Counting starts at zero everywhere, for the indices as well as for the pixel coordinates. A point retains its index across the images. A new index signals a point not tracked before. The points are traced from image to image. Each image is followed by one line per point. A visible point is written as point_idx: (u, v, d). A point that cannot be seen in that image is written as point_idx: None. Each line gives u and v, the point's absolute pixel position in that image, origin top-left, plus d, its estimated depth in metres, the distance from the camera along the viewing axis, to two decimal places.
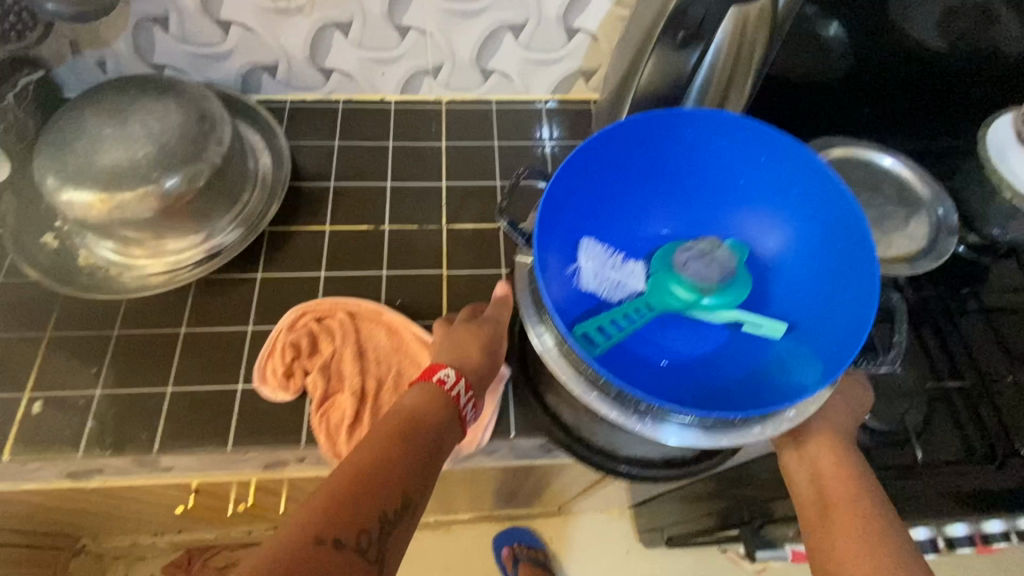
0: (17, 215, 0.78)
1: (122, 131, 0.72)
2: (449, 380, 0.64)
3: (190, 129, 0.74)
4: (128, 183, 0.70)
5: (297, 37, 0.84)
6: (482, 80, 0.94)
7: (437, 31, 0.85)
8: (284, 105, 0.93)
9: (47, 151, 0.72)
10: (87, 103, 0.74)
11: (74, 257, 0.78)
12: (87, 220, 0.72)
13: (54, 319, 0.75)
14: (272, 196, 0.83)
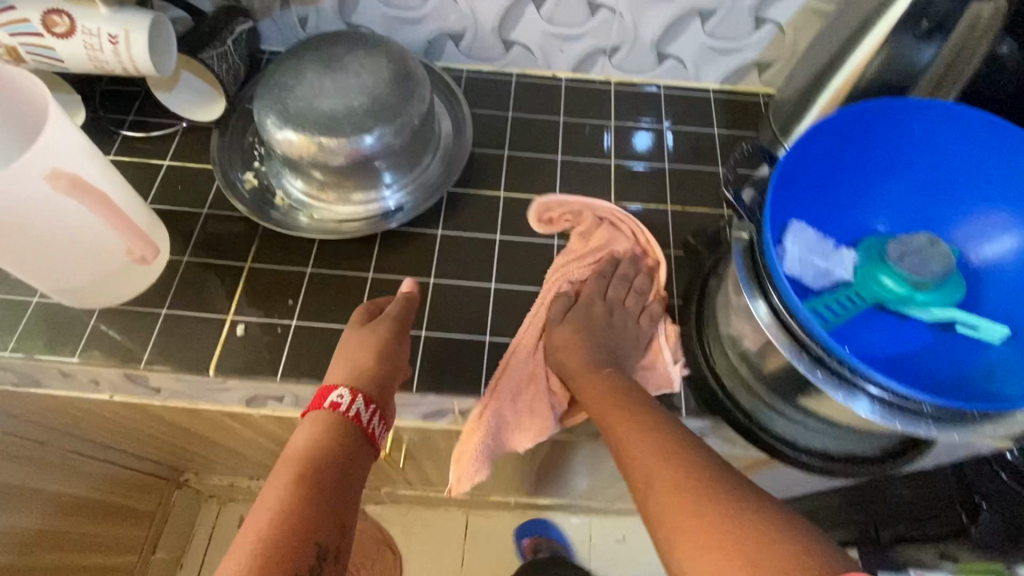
0: (223, 152, 0.85)
1: (340, 81, 0.77)
2: (343, 402, 0.66)
3: (400, 85, 0.78)
4: (340, 129, 0.74)
5: (492, 8, 0.87)
6: (656, 63, 0.94)
7: (627, 12, 0.86)
8: (462, 74, 0.96)
9: (268, 92, 0.77)
10: (308, 55, 0.79)
11: (271, 196, 0.83)
12: (295, 160, 0.76)
13: (254, 251, 0.80)
14: (452, 166, 0.86)
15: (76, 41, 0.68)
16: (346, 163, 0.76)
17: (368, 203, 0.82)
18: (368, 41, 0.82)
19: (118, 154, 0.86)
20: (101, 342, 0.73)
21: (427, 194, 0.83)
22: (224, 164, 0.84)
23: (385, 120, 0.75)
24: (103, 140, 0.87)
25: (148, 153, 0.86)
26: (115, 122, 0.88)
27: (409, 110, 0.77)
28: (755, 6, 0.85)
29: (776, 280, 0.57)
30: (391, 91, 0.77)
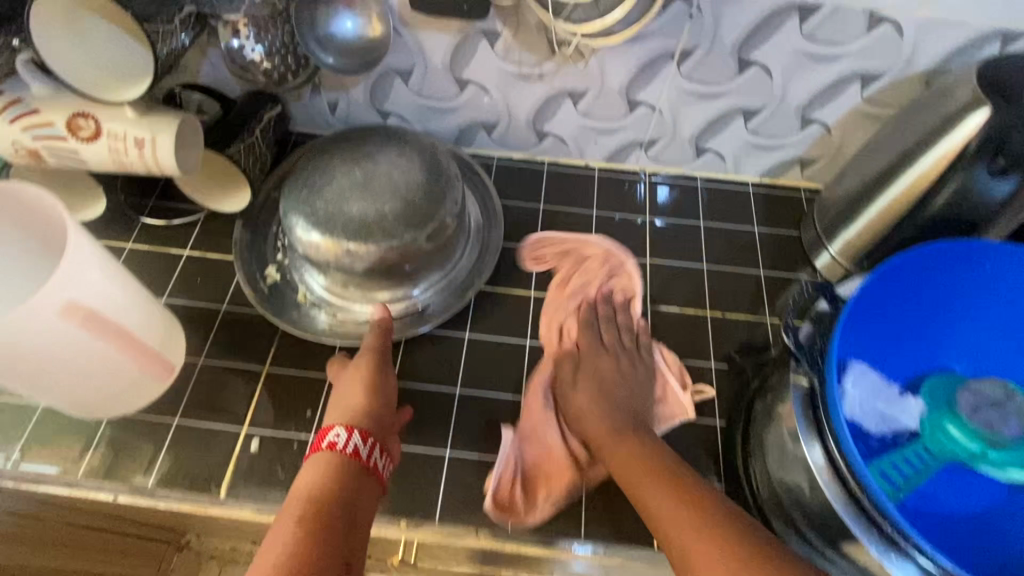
0: (246, 245, 0.82)
1: (371, 183, 0.74)
2: (340, 440, 0.61)
3: (433, 186, 0.75)
4: (369, 234, 0.71)
5: (528, 102, 0.84)
6: (694, 156, 0.91)
7: (667, 109, 0.83)
8: (492, 161, 0.94)
9: (297, 193, 0.74)
10: (338, 152, 0.77)
11: (294, 293, 0.80)
12: (321, 263, 0.74)
13: (273, 353, 0.76)
14: (480, 265, 0.83)
15: (102, 144, 0.65)
16: (373, 268, 0.73)
17: (394, 303, 0.78)
18: (402, 138, 0.79)
19: (138, 242, 0.83)
20: (108, 455, 0.69)
21: (455, 296, 0.80)
22: (247, 257, 0.81)
23: (416, 225, 0.72)
24: (123, 227, 0.84)
25: (168, 241, 0.83)
26: (135, 207, 0.85)
27: (440, 213, 0.74)
28: (803, 108, 0.81)
29: (840, 435, 0.53)
30: (423, 193, 0.74)
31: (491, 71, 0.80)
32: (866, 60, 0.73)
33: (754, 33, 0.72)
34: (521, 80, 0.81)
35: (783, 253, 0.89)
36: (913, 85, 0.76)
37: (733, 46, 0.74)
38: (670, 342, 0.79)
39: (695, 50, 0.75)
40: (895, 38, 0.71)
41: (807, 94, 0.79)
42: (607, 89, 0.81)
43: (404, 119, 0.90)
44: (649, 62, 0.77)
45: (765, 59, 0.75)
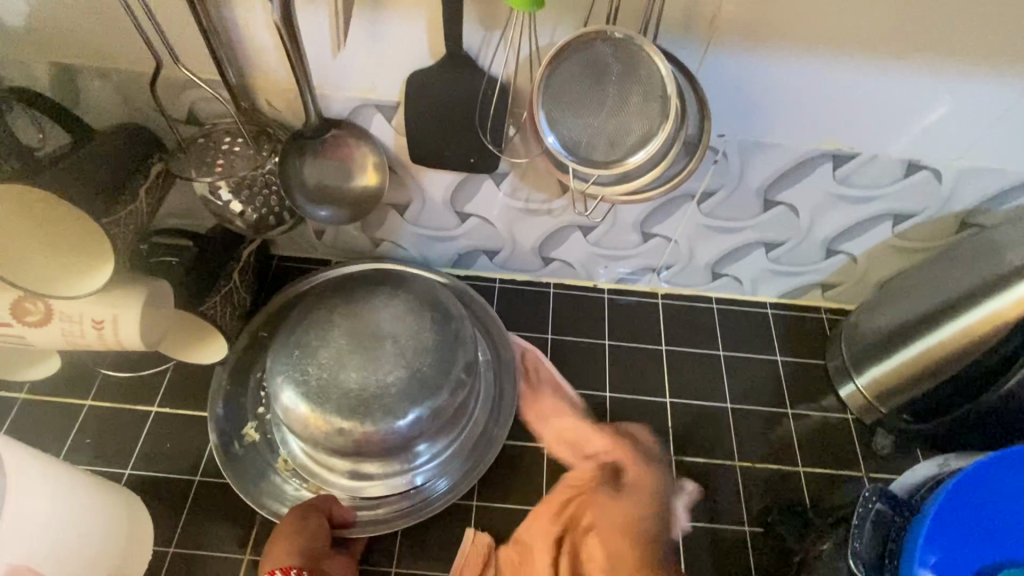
0: (225, 400, 0.73)
1: (370, 344, 0.66)
2: None
3: (442, 349, 0.67)
4: (366, 413, 0.63)
5: (534, 233, 0.78)
6: (709, 279, 0.85)
7: (684, 241, 0.77)
8: (493, 284, 0.87)
9: (286, 353, 0.66)
10: (335, 299, 0.69)
11: (272, 457, 0.71)
12: (306, 438, 0.65)
13: (254, 534, 0.67)
14: (491, 433, 0.74)
15: (53, 328, 0.56)
16: (370, 449, 0.64)
17: (387, 478, 0.69)
18: (409, 287, 0.71)
19: (98, 399, 0.73)
20: None
21: (465, 471, 0.71)
22: (224, 412, 0.72)
23: (420, 399, 0.64)
24: (81, 381, 0.74)
25: (133, 396, 0.74)
26: (95, 357, 0.76)
27: (450, 385, 0.66)
28: (829, 241, 0.76)
29: None
30: (431, 360, 0.66)
31: (494, 206, 0.74)
32: (899, 201, 0.69)
33: (782, 177, 0.67)
34: (528, 214, 0.74)
35: (809, 385, 0.83)
36: (947, 223, 0.71)
37: (759, 188, 0.68)
38: (699, 502, 0.72)
39: (718, 191, 0.69)
40: (934, 183, 0.67)
41: (835, 229, 0.74)
42: (620, 224, 0.75)
43: (398, 244, 0.82)
44: (667, 200, 0.71)
45: (792, 199, 0.69)
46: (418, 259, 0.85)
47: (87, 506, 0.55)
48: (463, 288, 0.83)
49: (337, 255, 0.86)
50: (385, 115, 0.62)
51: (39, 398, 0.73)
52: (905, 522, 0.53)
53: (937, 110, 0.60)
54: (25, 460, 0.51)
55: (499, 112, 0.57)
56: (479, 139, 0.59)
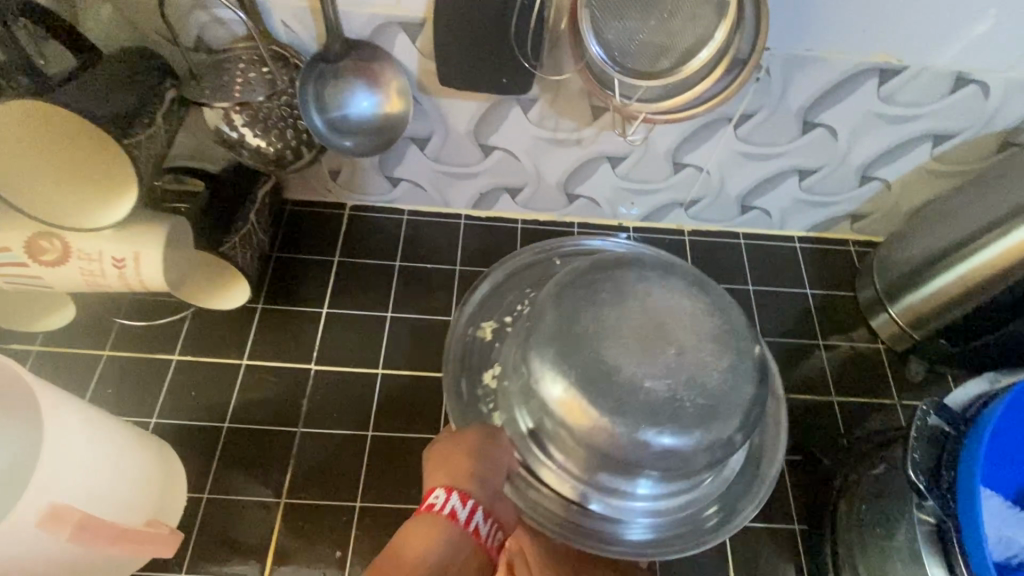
0: (490, 291, 0.60)
1: (652, 338, 0.47)
2: (438, 502, 0.45)
3: (731, 405, 0.47)
4: (606, 397, 0.45)
5: (560, 166, 0.75)
6: (738, 214, 0.83)
7: (716, 170, 0.75)
8: (516, 225, 0.84)
9: (571, 291, 0.50)
10: (682, 286, 0.51)
11: (485, 368, 0.56)
12: (527, 393, 0.48)
13: (289, 481, 0.66)
14: (752, 485, 0.54)
15: (72, 267, 0.53)
16: (592, 463, 0.46)
17: (559, 501, 0.50)
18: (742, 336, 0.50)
19: (115, 348, 0.71)
20: None
21: (688, 547, 0.50)
22: (483, 296, 0.59)
23: (664, 433, 0.45)
24: (97, 332, 0.72)
25: (153, 345, 0.72)
26: (110, 307, 0.73)
27: (708, 442, 0.46)
28: (865, 166, 0.73)
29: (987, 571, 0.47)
30: (704, 403, 0.46)
31: (521, 136, 0.71)
32: (943, 120, 0.67)
33: (826, 95, 0.65)
34: (556, 146, 0.71)
35: (837, 317, 0.82)
36: (988, 144, 0.70)
37: (800, 109, 0.66)
38: None
39: (757, 113, 0.67)
40: (979, 99, 0.65)
41: (872, 153, 0.71)
42: (652, 153, 0.72)
43: (417, 184, 0.79)
44: (702, 124, 0.68)
45: (832, 119, 0.67)
46: (437, 199, 0.82)
47: (126, 456, 0.53)
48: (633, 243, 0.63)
49: (353, 198, 0.83)
50: (409, 35, 0.59)
51: (53, 350, 0.70)
52: (960, 435, 0.53)
53: (988, 19, 0.58)
54: (67, 405, 0.49)
55: (535, 26, 0.54)
56: (513, 58, 0.56)
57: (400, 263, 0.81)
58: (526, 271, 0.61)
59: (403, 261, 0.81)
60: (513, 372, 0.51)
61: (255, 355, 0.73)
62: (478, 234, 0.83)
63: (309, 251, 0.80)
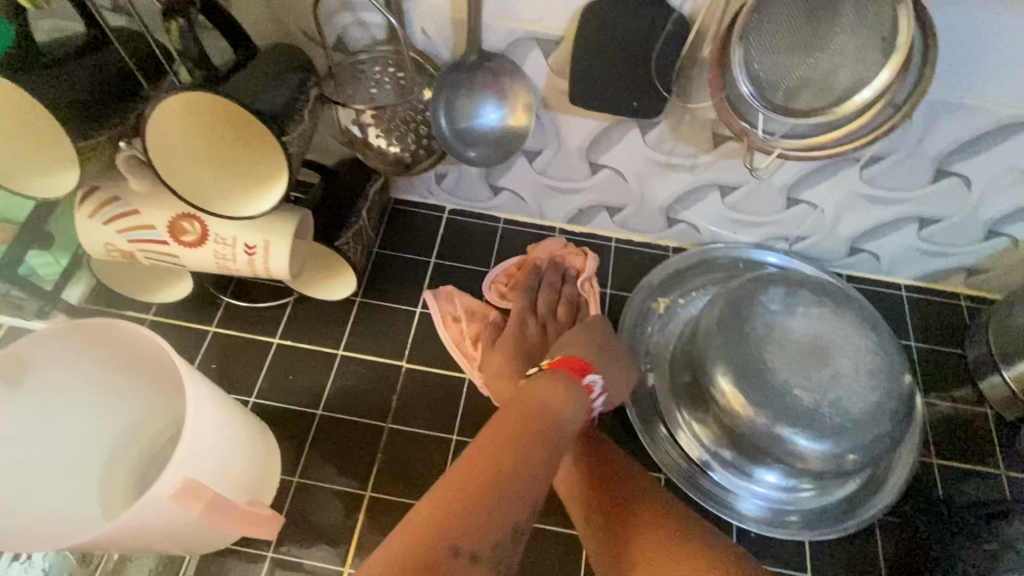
0: (666, 279, 0.80)
1: (815, 363, 0.62)
2: (597, 386, 0.57)
3: (867, 431, 0.60)
4: (761, 390, 0.61)
5: (667, 191, 0.74)
6: (845, 255, 0.80)
7: (830, 209, 0.73)
8: (610, 243, 0.84)
9: (744, 308, 0.65)
10: (850, 324, 0.64)
11: (652, 332, 0.77)
12: (703, 370, 0.66)
13: (375, 473, 0.68)
14: (861, 494, 0.69)
15: (207, 250, 0.56)
16: (740, 437, 0.63)
17: (691, 451, 0.70)
18: (897, 378, 0.63)
19: (222, 325, 0.74)
20: None
21: (801, 526, 0.67)
22: (658, 283, 0.80)
23: (797, 435, 0.60)
24: (205, 307, 0.75)
25: (256, 327, 0.75)
26: (218, 284, 0.76)
27: (835, 453, 0.60)
28: (994, 221, 0.70)
29: None
30: (846, 421, 0.60)
31: (633, 158, 0.70)
32: None
33: (967, 144, 0.62)
34: (667, 170, 0.71)
35: (942, 373, 0.78)
36: None
37: (935, 156, 0.63)
38: None
39: (888, 156, 0.64)
40: None
41: (1006, 209, 0.67)
42: (766, 186, 0.70)
43: (518, 194, 0.80)
44: (825, 163, 0.67)
45: (968, 170, 0.64)
46: (535, 211, 0.83)
47: (247, 442, 0.57)
48: (803, 275, 0.69)
49: (453, 202, 0.85)
50: (543, 50, 0.59)
51: (165, 322, 0.74)
52: None
53: None
54: (207, 389, 0.53)
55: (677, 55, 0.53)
56: (650, 82, 0.55)
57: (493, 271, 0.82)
58: (707, 266, 0.81)
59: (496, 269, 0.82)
60: (684, 348, 0.72)
61: (350, 347, 0.75)
62: None
63: (407, 251, 0.82)
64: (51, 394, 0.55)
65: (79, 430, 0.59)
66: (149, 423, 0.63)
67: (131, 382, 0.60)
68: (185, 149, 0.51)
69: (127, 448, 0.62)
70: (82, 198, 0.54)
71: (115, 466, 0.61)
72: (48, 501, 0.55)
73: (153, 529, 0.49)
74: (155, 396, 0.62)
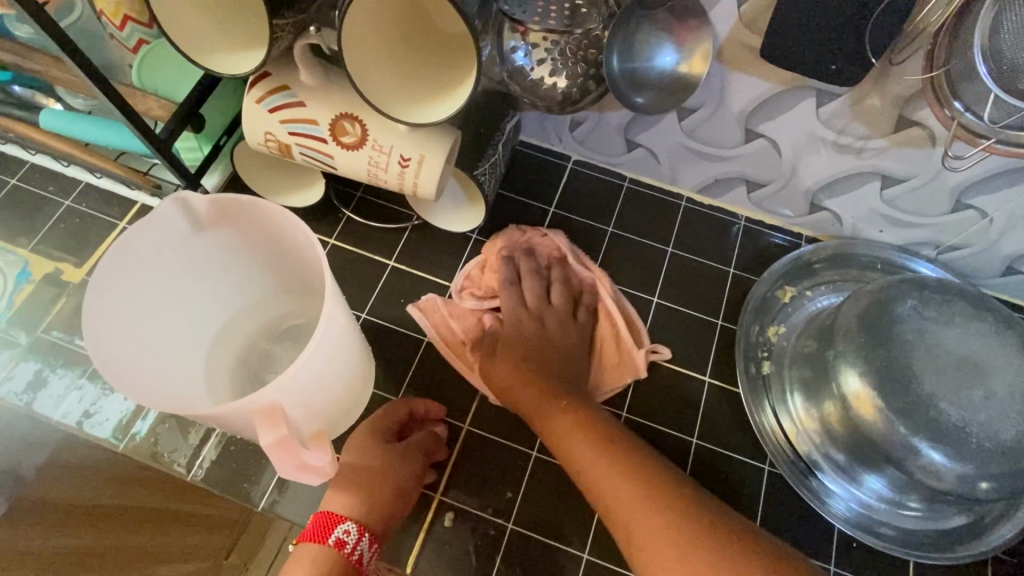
0: (795, 266, 0.76)
1: (968, 379, 0.57)
2: (348, 539, 0.55)
3: (1014, 461, 0.55)
4: (901, 396, 0.57)
5: (822, 172, 0.70)
6: (999, 274, 0.74)
7: (1002, 221, 0.67)
8: (738, 221, 0.80)
9: (892, 308, 0.61)
10: (1012, 344, 0.59)
11: (773, 318, 0.74)
12: (834, 364, 0.62)
13: (475, 408, 0.68)
14: (980, 525, 0.64)
15: (362, 155, 0.55)
16: (864, 440, 0.60)
17: (800, 442, 0.67)
18: None
19: (340, 240, 0.74)
20: (288, 496, 0.63)
21: (909, 543, 0.63)
22: (786, 269, 0.75)
23: (934, 448, 0.56)
24: (327, 217, 0.75)
25: (372, 246, 0.75)
26: (342, 196, 0.77)
27: (972, 477, 0.56)
28: None
29: None
30: (994, 447, 0.55)
31: (797, 131, 0.66)
32: None
33: None
34: (831, 148, 0.66)
35: None
36: None
37: None
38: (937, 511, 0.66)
39: None
40: None
41: None
42: (937, 184, 0.65)
43: (653, 154, 0.77)
44: (1017, 169, 0.60)
45: None
46: (666, 175, 0.79)
47: (349, 359, 0.54)
48: (960, 285, 0.63)
49: (581, 153, 0.82)
50: None
51: None
52: None
53: None
54: (341, 304, 0.50)
55: (904, 21, 0.48)
56: (860, 45, 0.51)
57: (612, 230, 0.79)
58: (844, 261, 0.76)
59: (615, 229, 0.79)
60: (809, 342, 0.69)
61: None
62: (696, 221, 0.80)
63: (527, 196, 0.80)
64: (199, 252, 0.52)
65: (196, 305, 0.54)
66: (257, 317, 0.59)
67: (258, 267, 0.56)
68: (368, 33, 0.48)
69: (234, 337, 0.58)
70: (251, 82, 0.54)
71: (220, 352, 0.57)
72: (161, 371, 0.50)
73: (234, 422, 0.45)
74: (275, 287, 0.58)
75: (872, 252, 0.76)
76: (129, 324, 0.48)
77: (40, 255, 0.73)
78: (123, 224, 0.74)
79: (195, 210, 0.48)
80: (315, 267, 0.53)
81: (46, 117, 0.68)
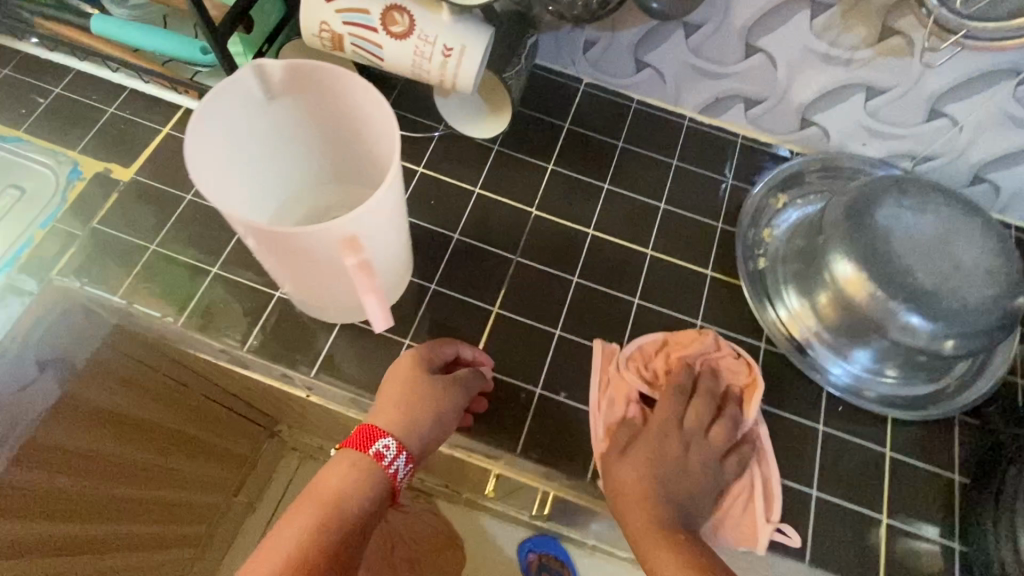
0: (787, 176, 0.84)
1: (938, 254, 0.66)
2: (388, 453, 0.57)
3: (978, 320, 0.64)
4: (883, 269, 0.65)
5: (812, 87, 0.77)
6: (966, 184, 0.82)
7: (969, 128, 0.75)
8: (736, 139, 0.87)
9: (875, 195, 0.69)
10: (975, 226, 0.67)
11: (768, 221, 0.82)
12: (825, 250, 0.70)
13: (502, 295, 0.75)
14: (946, 392, 0.73)
15: (408, 46, 0.61)
16: (853, 313, 0.68)
17: (795, 326, 0.75)
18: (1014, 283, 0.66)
19: None
20: (335, 368, 0.70)
21: (887, 406, 0.72)
22: (779, 179, 0.84)
23: (910, 311, 0.64)
24: None
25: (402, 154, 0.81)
26: None
27: (942, 335, 0.64)
28: None
29: None
30: (961, 308, 0.64)
31: (792, 45, 0.73)
32: None
33: None
34: (821, 61, 0.74)
35: None
36: None
37: None
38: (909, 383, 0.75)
39: None
40: None
41: None
42: (914, 93, 0.73)
43: (661, 74, 0.84)
44: (983, 75, 0.69)
45: None
46: (671, 95, 0.87)
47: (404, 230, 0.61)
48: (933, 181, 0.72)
49: (592, 76, 0.88)
50: None
51: None
52: None
53: None
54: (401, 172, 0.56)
55: None
56: None
57: (621, 145, 0.86)
58: (831, 172, 0.84)
59: (624, 143, 0.86)
60: (800, 239, 0.77)
61: (486, 187, 0.81)
62: (698, 138, 0.87)
63: (543, 113, 0.87)
64: (273, 125, 0.58)
65: (264, 179, 0.60)
66: (307, 200, 0.64)
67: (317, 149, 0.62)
68: None
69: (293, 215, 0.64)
70: None
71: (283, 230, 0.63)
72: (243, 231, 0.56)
73: (309, 255, 0.52)
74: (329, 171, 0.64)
75: (855, 164, 0.84)
76: (220, 182, 0.54)
77: (89, 156, 0.77)
78: (167, 131, 0.79)
79: (269, 75, 0.54)
80: (371, 143, 0.59)
81: (98, 22, 0.71)
